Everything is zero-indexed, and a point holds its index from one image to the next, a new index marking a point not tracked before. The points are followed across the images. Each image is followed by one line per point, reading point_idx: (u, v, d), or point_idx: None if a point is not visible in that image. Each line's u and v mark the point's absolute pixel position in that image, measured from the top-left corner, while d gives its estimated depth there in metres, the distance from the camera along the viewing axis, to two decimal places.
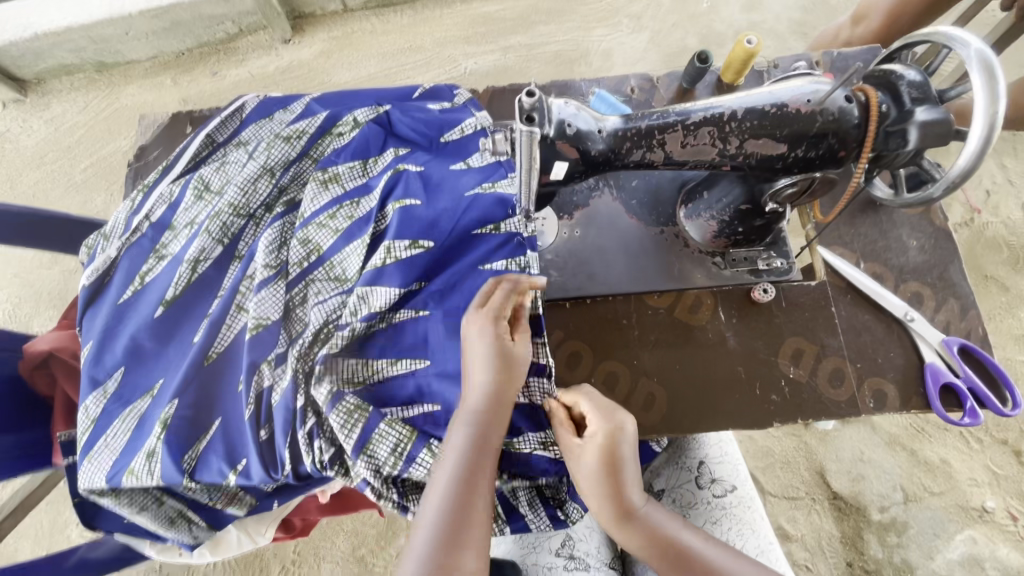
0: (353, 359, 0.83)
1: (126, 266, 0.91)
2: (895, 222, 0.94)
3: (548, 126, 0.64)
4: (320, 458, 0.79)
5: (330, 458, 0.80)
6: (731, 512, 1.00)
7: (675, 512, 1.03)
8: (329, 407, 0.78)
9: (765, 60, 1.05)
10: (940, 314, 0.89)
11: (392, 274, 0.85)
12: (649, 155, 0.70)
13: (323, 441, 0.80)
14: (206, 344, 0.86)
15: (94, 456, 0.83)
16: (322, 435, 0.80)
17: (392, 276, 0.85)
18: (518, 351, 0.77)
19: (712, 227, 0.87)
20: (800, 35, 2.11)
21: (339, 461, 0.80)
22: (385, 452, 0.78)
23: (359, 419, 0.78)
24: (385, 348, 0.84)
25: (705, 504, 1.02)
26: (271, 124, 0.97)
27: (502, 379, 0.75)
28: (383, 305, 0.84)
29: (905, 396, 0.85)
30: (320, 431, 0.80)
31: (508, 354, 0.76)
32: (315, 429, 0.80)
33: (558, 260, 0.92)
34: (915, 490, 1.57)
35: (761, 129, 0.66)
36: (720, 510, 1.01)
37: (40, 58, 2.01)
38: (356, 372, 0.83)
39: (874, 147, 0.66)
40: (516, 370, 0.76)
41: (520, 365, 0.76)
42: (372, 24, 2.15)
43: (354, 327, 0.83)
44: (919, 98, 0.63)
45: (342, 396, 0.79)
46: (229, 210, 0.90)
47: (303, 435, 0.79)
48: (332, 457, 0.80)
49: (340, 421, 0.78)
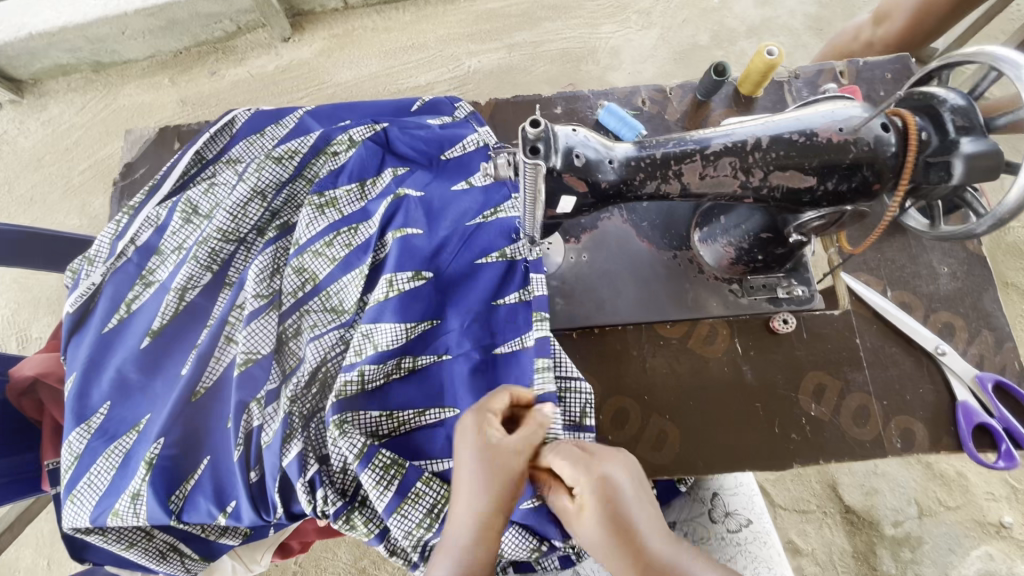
0: (376, 412, 0.78)
1: (111, 292, 0.86)
2: (925, 246, 0.88)
3: (555, 156, 0.59)
4: (323, 508, 0.75)
5: (337, 510, 0.76)
6: (746, 548, 0.94)
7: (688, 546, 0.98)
8: (359, 466, 0.73)
9: (786, 69, 0.99)
10: (973, 347, 0.83)
11: (395, 308, 0.80)
12: (664, 186, 0.64)
13: (327, 490, 0.75)
14: (194, 378, 0.81)
15: (76, 495, 0.79)
16: (324, 482, 0.75)
17: (406, 311, 0.80)
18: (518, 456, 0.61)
19: (729, 253, 0.80)
20: (816, 32, 2.03)
21: (344, 513, 0.76)
22: (419, 514, 0.73)
23: (394, 476, 0.74)
24: (410, 396, 0.79)
25: (719, 539, 0.97)
26: (262, 140, 0.93)
27: (495, 488, 0.59)
28: (393, 343, 0.78)
29: (935, 436, 0.80)
30: (323, 478, 0.76)
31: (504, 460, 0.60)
32: (316, 478, 0.75)
33: (566, 287, 0.87)
34: (929, 504, 1.49)
35: (787, 160, 0.61)
36: (735, 546, 0.95)
37: (36, 58, 1.96)
38: (379, 425, 0.78)
39: (913, 178, 0.61)
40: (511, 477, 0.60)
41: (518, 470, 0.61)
42: (373, 21, 2.08)
43: (364, 367, 0.76)
44: (965, 126, 0.57)
45: (372, 454, 0.74)
46: (218, 236, 0.85)
47: (304, 484, 0.74)
48: (338, 509, 0.76)
49: (372, 481, 0.73)
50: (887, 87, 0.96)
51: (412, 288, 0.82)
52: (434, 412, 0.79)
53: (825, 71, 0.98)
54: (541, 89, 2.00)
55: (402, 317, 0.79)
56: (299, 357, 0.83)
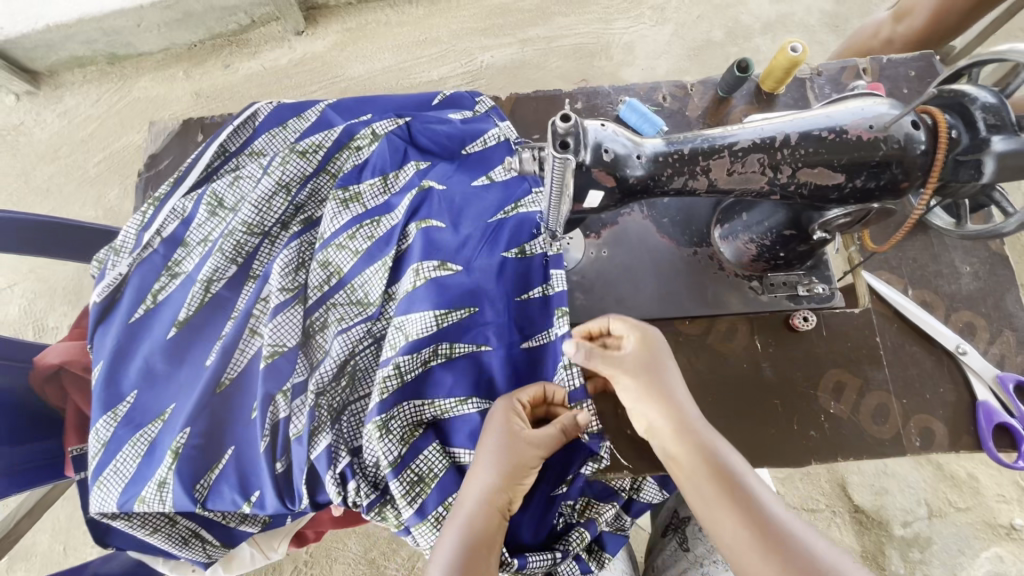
0: (410, 401, 0.78)
1: (136, 283, 0.87)
2: (947, 245, 0.88)
3: (584, 151, 0.59)
4: (356, 498, 0.77)
5: (370, 501, 0.78)
6: None
7: (701, 538, 0.99)
8: (391, 474, 0.75)
9: (808, 67, 0.99)
10: (993, 347, 0.84)
11: (428, 297, 0.80)
12: (692, 182, 0.64)
13: (359, 481, 0.77)
14: (219, 369, 0.82)
15: (103, 481, 0.80)
16: (356, 474, 0.77)
17: (432, 298, 0.80)
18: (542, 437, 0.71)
19: (749, 250, 0.80)
20: (831, 28, 2.01)
21: (378, 505, 0.78)
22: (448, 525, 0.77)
23: (420, 493, 0.76)
24: (452, 385, 0.79)
25: None
26: (286, 133, 0.94)
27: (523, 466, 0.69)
28: (425, 332, 0.78)
29: (955, 435, 0.80)
30: (356, 471, 0.77)
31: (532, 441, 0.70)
32: (348, 470, 0.77)
33: (585, 282, 0.87)
34: (939, 505, 1.49)
35: (816, 157, 0.61)
36: None
37: (53, 50, 1.98)
38: (420, 413, 0.79)
39: (942, 177, 0.61)
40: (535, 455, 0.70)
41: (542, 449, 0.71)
42: (387, 15, 2.08)
43: (398, 361, 0.76)
44: (995, 124, 0.56)
45: (424, 446, 0.78)
46: (243, 229, 0.86)
47: (336, 476, 0.76)
48: (371, 501, 0.78)
49: (401, 491, 0.75)
50: (910, 85, 0.96)
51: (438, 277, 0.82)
52: (475, 402, 0.79)
53: (847, 68, 0.98)
54: (554, 85, 2.00)
55: (433, 304, 0.79)
56: (324, 350, 0.84)
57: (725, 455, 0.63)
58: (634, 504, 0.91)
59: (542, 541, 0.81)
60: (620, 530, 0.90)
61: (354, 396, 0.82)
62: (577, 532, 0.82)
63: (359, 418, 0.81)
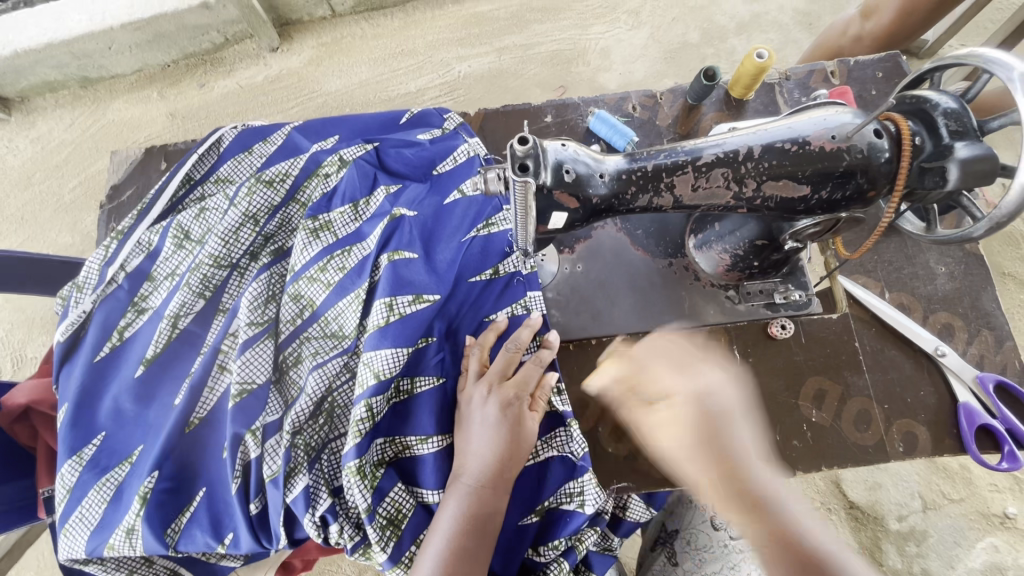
0: (380, 438, 0.77)
1: (101, 320, 0.85)
2: (922, 246, 0.88)
3: (545, 173, 0.58)
4: (339, 541, 0.74)
5: (354, 543, 0.75)
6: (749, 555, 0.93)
7: (690, 554, 0.98)
8: (368, 518, 0.73)
9: (777, 71, 0.99)
10: (973, 347, 0.83)
11: (395, 335, 0.77)
12: (657, 199, 0.64)
13: (342, 523, 0.74)
14: (187, 409, 0.80)
15: (68, 529, 0.77)
16: (338, 516, 0.75)
17: (395, 333, 0.77)
18: (531, 430, 0.74)
19: (724, 260, 0.79)
20: (806, 25, 2.02)
21: (362, 546, 0.76)
22: None
23: (392, 537, 0.75)
24: (417, 422, 0.78)
25: (721, 547, 0.95)
26: (251, 158, 0.93)
27: (512, 456, 0.72)
28: (392, 370, 0.76)
29: (937, 439, 0.79)
30: (339, 511, 0.75)
31: (519, 429, 0.73)
32: (328, 513, 0.74)
33: (560, 298, 0.86)
34: (933, 498, 1.48)
35: (780, 169, 0.60)
36: (738, 552, 0.94)
37: (23, 76, 1.93)
38: (383, 451, 0.78)
39: (908, 184, 0.60)
40: (523, 450, 0.73)
41: (529, 444, 0.74)
42: (362, 28, 2.07)
43: (371, 401, 0.74)
44: (958, 130, 0.55)
45: (389, 487, 0.76)
46: (210, 262, 0.85)
47: (315, 519, 0.73)
48: (355, 543, 0.75)
49: (376, 537, 0.73)
50: (877, 87, 0.96)
51: (414, 311, 0.80)
52: (436, 440, 0.78)
53: (816, 71, 0.98)
54: (533, 92, 1.99)
55: (401, 341, 0.77)
56: (299, 387, 0.81)
57: (738, 469, 0.67)
58: (623, 524, 0.88)
59: (516, 570, 0.79)
60: (608, 549, 0.87)
61: (333, 434, 0.80)
62: (558, 561, 0.78)
63: (340, 455, 0.79)
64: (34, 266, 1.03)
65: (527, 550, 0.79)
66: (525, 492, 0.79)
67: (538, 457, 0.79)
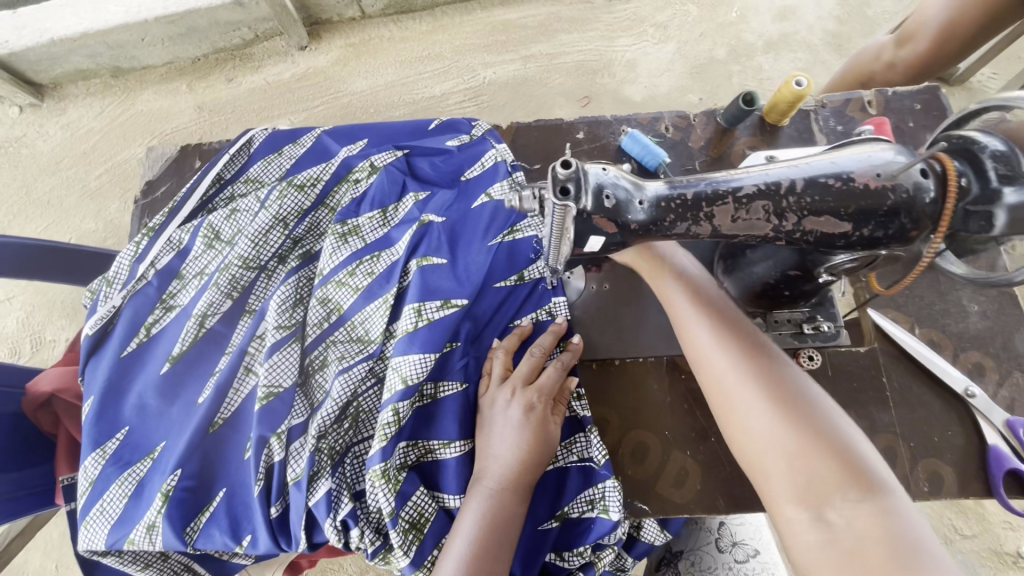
0: (403, 442, 0.77)
1: (130, 315, 0.86)
2: (955, 282, 0.87)
3: (585, 197, 0.58)
4: (360, 545, 0.75)
5: (375, 548, 0.75)
6: None
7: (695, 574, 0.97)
8: (391, 522, 0.73)
9: (812, 98, 0.99)
10: (1003, 390, 0.82)
11: (423, 340, 0.77)
12: (695, 227, 0.63)
13: (363, 527, 0.75)
14: (212, 409, 0.81)
15: (90, 522, 0.78)
16: (359, 520, 0.75)
17: (422, 339, 0.78)
18: (554, 433, 0.75)
19: (755, 287, 0.78)
20: (835, 47, 2.01)
21: (383, 551, 0.75)
22: None
23: (414, 541, 0.74)
24: (441, 427, 0.79)
25: (727, 569, 0.96)
26: (281, 159, 0.94)
27: (537, 458, 0.72)
28: (420, 375, 0.76)
29: (964, 481, 0.78)
30: (360, 515, 0.75)
31: (542, 434, 0.74)
32: (350, 517, 0.74)
33: (586, 317, 0.87)
34: (946, 533, 1.46)
35: (822, 204, 0.60)
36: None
37: (57, 63, 1.97)
38: (406, 455, 0.77)
39: (951, 225, 0.59)
40: (546, 453, 0.74)
41: (551, 447, 0.74)
42: (390, 31, 2.09)
43: (398, 407, 0.74)
44: (1007, 174, 0.55)
45: (412, 491, 0.76)
46: (239, 263, 0.85)
47: (337, 524, 0.74)
48: (376, 548, 0.75)
49: (399, 541, 0.73)
50: (914, 118, 0.95)
51: (441, 316, 0.80)
52: (458, 444, 0.79)
53: (852, 100, 0.97)
54: (557, 101, 1.99)
55: (429, 346, 0.77)
56: (325, 391, 0.82)
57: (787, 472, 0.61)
58: (636, 544, 0.87)
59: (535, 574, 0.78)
60: (620, 569, 0.87)
61: (357, 438, 0.80)
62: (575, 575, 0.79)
63: (363, 460, 0.79)
64: (64, 253, 1.05)
65: (546, 556, 0.78)
66: (546, 499, 0.79)
67: (559, 463, 0.80)
